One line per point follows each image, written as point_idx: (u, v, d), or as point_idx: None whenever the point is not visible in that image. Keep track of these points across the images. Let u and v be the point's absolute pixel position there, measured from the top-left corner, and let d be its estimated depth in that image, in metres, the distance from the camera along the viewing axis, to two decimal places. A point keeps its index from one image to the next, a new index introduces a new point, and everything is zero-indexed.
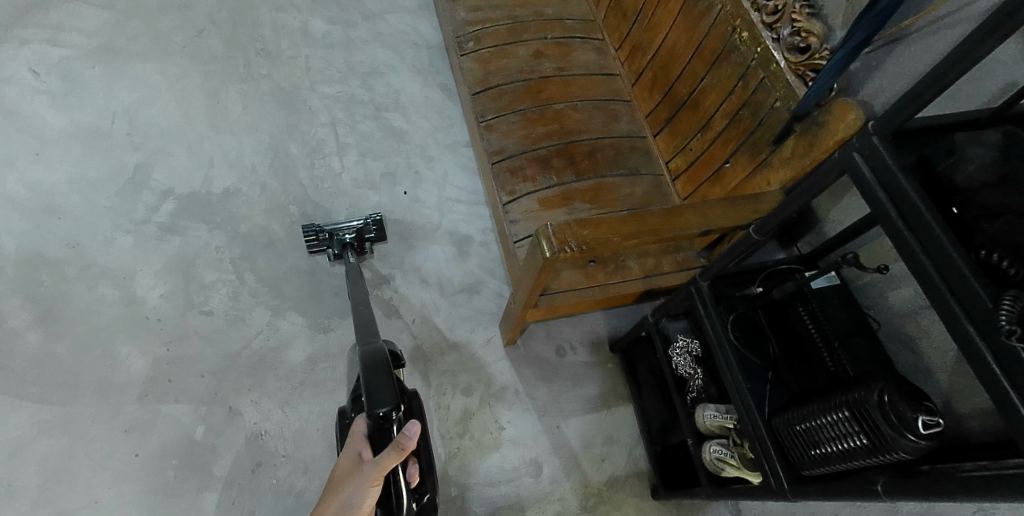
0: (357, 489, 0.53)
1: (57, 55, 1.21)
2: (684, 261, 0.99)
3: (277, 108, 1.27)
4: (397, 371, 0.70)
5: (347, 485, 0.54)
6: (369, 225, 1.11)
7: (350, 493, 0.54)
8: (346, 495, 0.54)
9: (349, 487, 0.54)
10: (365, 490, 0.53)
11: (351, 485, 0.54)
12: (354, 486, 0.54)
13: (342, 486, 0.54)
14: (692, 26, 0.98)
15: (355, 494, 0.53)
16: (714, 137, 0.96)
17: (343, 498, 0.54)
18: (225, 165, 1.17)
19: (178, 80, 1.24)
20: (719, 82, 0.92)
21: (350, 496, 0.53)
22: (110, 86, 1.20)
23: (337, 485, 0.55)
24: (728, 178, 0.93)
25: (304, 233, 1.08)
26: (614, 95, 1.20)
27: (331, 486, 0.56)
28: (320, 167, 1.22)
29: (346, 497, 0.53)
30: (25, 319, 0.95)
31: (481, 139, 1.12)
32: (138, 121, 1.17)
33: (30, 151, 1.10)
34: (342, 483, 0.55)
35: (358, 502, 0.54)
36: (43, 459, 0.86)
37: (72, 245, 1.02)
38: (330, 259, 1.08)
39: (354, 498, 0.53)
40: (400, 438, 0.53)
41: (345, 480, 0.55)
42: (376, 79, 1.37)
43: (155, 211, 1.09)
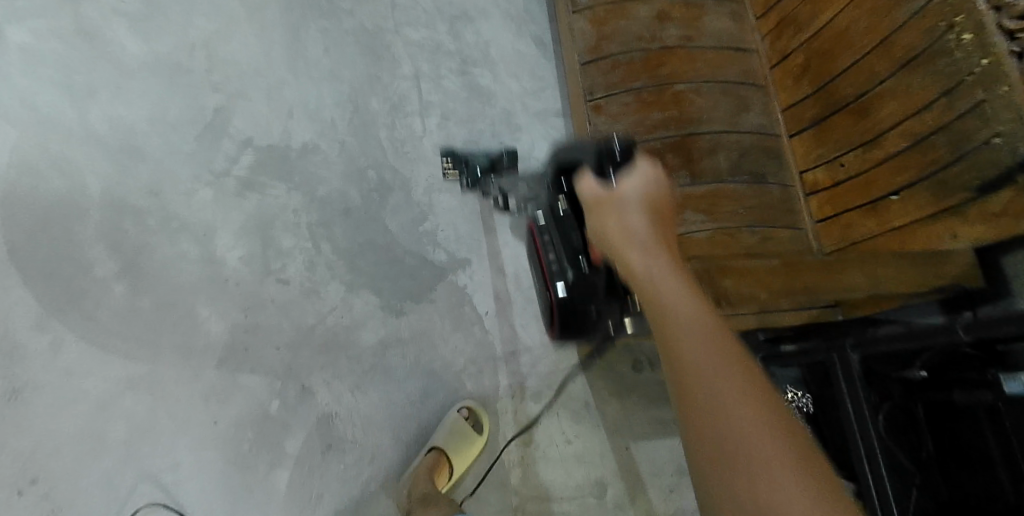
0: (651, 174, 0.56)
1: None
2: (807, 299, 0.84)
3: (359, 53, 1.15)
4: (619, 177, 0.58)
5: (661, 330, 0.34)
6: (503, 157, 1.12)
7: (671, 267, 0.41)
8: (665, 268, 0.41)
9: (653, 204, 0.54)
10: (643, 216, 0.50)
11: (630, 253, 0.45)
12: (653, 169, 0.57)
13: (645, 292, 0.39)
14: (880, 12, 0.78)
15: (623, 202, 0.53)
16: (881, 159, 0.79)
17: (620, 196, 0.54)
18: (305, 118, 1.08)
19: (258, 11, 1.12)
20: (907, 92, 0.75)
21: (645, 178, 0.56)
22: (190, 11, 1.07)
23: (635, 274, 0.42)
24: (889, 212, 0.78)
25: (442, 159, 1.12)
26: (746, 75, 1.02)
27: (621, 242, 0.47)
28: (401, 128, 1.13)
29: (643, 191, 0.54)
30: (112, 269, 0.91)
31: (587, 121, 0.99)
32: (217, 57, 1.06)
33: (108, 82, 0.99)
34: (599, 206, 0.56)
35: (636, 228, 0.48)
36: (128, 416, 0.84)
37: (154, 193, 0.96)
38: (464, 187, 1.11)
39: (633, 207, 0.52)
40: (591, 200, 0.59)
41: (613, 203, 0.54)
42: (465, 25, 1.25)
43: (234, 163, 1.01)
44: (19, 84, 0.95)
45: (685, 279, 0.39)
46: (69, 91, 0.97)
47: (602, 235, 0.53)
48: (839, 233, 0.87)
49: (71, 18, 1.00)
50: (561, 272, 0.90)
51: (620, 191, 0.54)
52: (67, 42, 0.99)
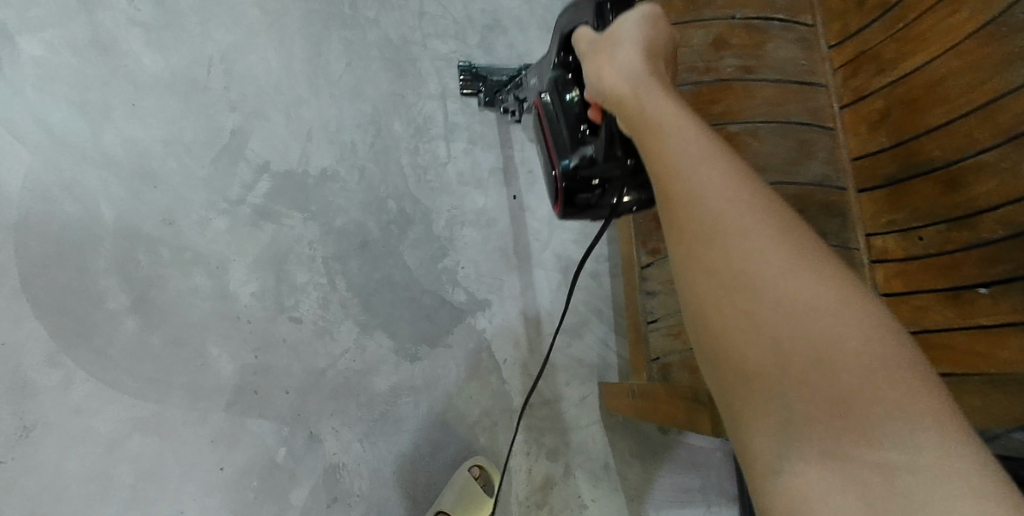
0: (648, 15, 0.50)
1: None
2: None
3: (383, 68, 1.07)
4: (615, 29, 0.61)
5: (720, 276, 0.32)
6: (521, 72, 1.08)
7: (712, 156, 0.36)
8: (704, 154, 0.36)
9: (652, 44, 0.48)
10: (642, 55, 0.46)
11: (665, 128, 0.38)
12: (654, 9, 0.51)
13: (682, 209, 0.35)
14: (989, 70, 0.68)
15: (623, 47, 0.48)
16: (970, 243, 0.70)
17: (618, 32, 0.50)
18: (323, 140, 1.01)
19: (278, 19, 1.04)
20: (1014, 174, 0.66)
21: (642, 16, 0.50)
22: (207, 20, 1.00)
23: (662, 177, 0.37)
24: (973, 307, 0.69)
25: (459, 78, 1.09)
26: (813, 116, 0.89)
27: (639, 133, 0.41)
28: (424, 153, 1.05)
29: (645, 27, 0.49)
30: (123, 303, 0.88)
31: None
32: (235, 72, 1.00)
33: (124, 101, 0.94)
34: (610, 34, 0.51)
35: (656, 103, 0.41)
36: (137, 458, 0.85)
37: (168, 221, 0.93)
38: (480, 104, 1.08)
39: (635, 49, 0.47)
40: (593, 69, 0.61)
41: (607, 46, 0.50)
42: (498, 36, 1.14)
43: (249, 190, 0.97)
44: (31, 100, 0.90)
45: (727, 168, 0.35)
46: (82, 109, 0.92)
47: (617, 110, 0.46)
48: (907, 316, 0.76)
49: (85, 27, 0.94)
50: (563, 149, 0.64)
51: (618, 27, 0.50)
52: (79, 55, 0.94)
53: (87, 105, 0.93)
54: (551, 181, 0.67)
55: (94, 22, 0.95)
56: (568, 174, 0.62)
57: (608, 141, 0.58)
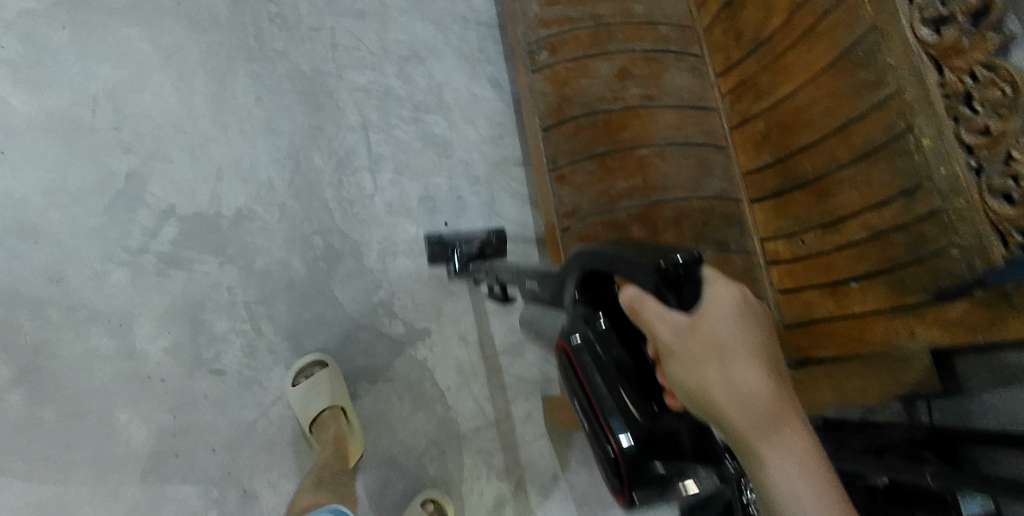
0: (739, 305, 0.41)
1: (14, 5, 0.90)
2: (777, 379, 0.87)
3: (297, 101, 1.04)
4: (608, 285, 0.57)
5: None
6: (490, 238, 1.04)
7: (791, 436, 0.38)
8: (789, 427, 0.39)
9: (756, 346, 0.41)
10: (754, 365, 0.40)
11: (758, 440, 0.38)
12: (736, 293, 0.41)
13: (759, 466, 0.38)
14: (842, 96, 0.78)
15: (727, 362, 0.39)
16: (840, 244, 0.81)
17: (711, 326, 0.40)
18: (237, 179, 0.96)
19: (177, 53, 0.98)
20: (866, 182, 0.76)
21: (727, 303, 0.41)
22: (88, 57, 0.92)
23: (746, 449, 0.38)
24: (849, 299, 0.80)
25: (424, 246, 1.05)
26: (709, 137, 1.01)
27: (741, 424, 0.38)
28: (348, 185, 1.03)
29: (739, 328, 0.40)
30: (2, 377, 0.77)
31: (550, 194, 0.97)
32: (126, 111, 0.92)
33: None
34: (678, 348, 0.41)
35: (736, 400, 0.38)
36: None
37: (54, 279, 0.82)
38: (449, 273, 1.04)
39: (740, 361, 0.39)
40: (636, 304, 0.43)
41: (710, 351, 0.40)
42: (416, 66, 1.16)
43: (153, 237, 0.88)
44: None
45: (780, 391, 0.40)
46: None
47: (708, 412, 0.40)
48: (799, 307, 0.89)
49: None
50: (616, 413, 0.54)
51: (712, 314, 0.40)
52: None
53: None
54: (602, 447, 0.55)
55: None
56: (638, 481, 0.51)
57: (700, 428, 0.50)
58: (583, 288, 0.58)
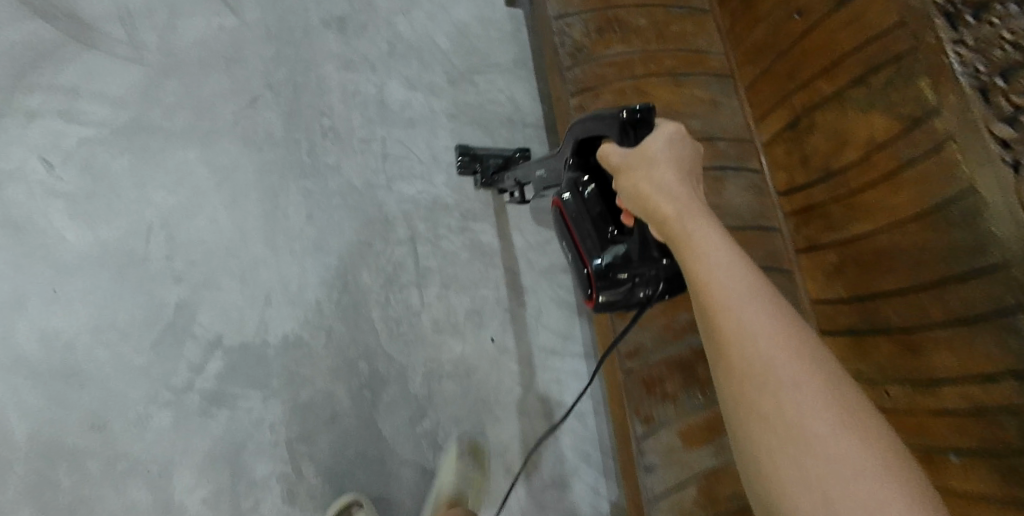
0: (674, 136, 0.59)
1: (74, 135, 0.91)
2: None
3: (347, 216, 1.04)
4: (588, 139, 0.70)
5: (735, 345, 0.43)
6: (516, 156, 1.13)
7: (725, 253, 0.47)
8: (714, 245, 0.48)
9: (682, 162, 0.58)
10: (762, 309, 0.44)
11: (776, 373, 0.41)
12: (672, 132, 0.60)
13: (704, 271, 0.47)
14: (934, 254, 0.72)
15: (654, 166, 0.56)
16: (936, 408, 0.73)
17: (662, 176, 0.55)
18: (284, 303, 0.94)
19: (230, 175, 0.99)
20: (968, 351, 0.69)
21: (667, 139, 0.59)
22: (146, 183, 0.93)
23: (689, 259, 0.49)
24: (947, 472, 0.72)
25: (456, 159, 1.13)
26: (774, 260, 0.96)
27: (750, 373, 0.42)
28: (396, 304, 1.01)
29: (673, 154, 0.58)
30: None
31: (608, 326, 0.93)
32: (179, 239, 0.92)
33: (44, 289, 0.82)
34: (640, 167, 0.57)
35: (670, 206, 0.53)
36: None
37: (97, 426, 0.80)
38: (478, 184, 1.12)
39: (665, 171, 0.56)
40: (608, 151, 0.61)
41: (645, 163, 0.57)
42: (464, 173, 1.15)
43: (198, 373, 0.86)
44: None
45: (775, 318, 0.43)
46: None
47: (647, 208, 0.55)
48: None
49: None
50: (594, 249, 0.73)
51: (653, 150, 0.58)
52: None
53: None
54: (581, 269, 0.76)
55: (5, 200, 0.85)
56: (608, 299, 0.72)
57: (642, 245, 0.68)
58: (577, 155, 0.74)
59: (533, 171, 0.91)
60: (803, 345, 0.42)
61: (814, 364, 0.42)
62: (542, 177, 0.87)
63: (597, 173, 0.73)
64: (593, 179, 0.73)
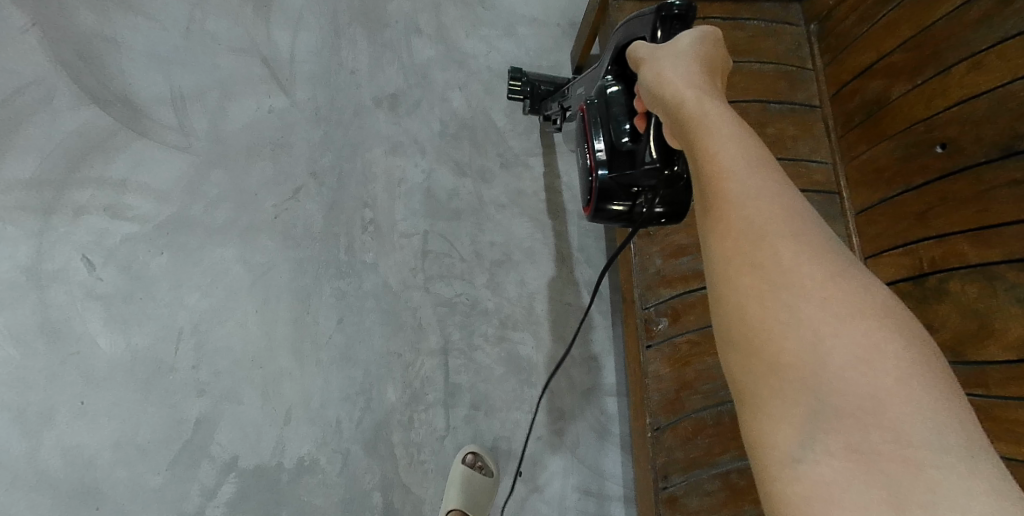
0: (706, 26, 0.50)
1: (118, 233, 0.95)
2: None
3: (379, 322, 0.99)
4: (626, 36, 0.65)
5: (735, 212, 0.34)
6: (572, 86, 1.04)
7: (733, 117, 0.39)
8: (720, 110, 0.39)
9: (706, 54, 0.48)
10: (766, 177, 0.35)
11: (773, 236, 0.32)
12: (708, 28, 0.50)
13: (702, 129, 0.38)
14: None
15: (676, 54, 0.47)
16: None
17: (674, 63, 0.46)
18: (305, 421, 0.91)
19: (265, 273, 0.98)
20: None
21: (698, 36, 0.49)
22: (181, 284, 0.94)
23: (690, 126, 0.40)
24: None
25: (511, 80, 1.06)
26: None
27: (747, 245, 0.33)
28: (418, 426, 0.95)
29: (700, 43, 0.48)
30: None
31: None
32: (206, 347, 0.92)
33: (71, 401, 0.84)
34: (660, 61, 0.48)
35: (680, 74, 0.44)
36: None
37: None
38: (526, 110, 1.07)
39: (686, 55, 0.46)
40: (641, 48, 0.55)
41: (668, 55, 0.47)
42: (508, 273, 1.05)
43: (210, 497, 0.85)
44: None
45: (785, 205, 0.34)
46: (24, 416, 0.83)
47: (654, 84, 0.45)
48: None
49: (38, 315, 0.88)
50: (602, 152, 0.67)
51: (678, 45, 0.48)
52: (27, 346, 0.86)
53: (29, 409, 0.84)
54: (586, 177, 0.70)
55: (46, 305, 0.89)
56: (617, 179, 0.66)
57: (653, 150, 0.63)
58: (615, 63, 0.68)
59: (575, 89, 0.90)
60: (807, 219, 0.33)
61: (815, 237, 0.33)
62: (580, 96, 0.86)
63: (627, 83, 0.68)
64: (620, 91, 0.68)
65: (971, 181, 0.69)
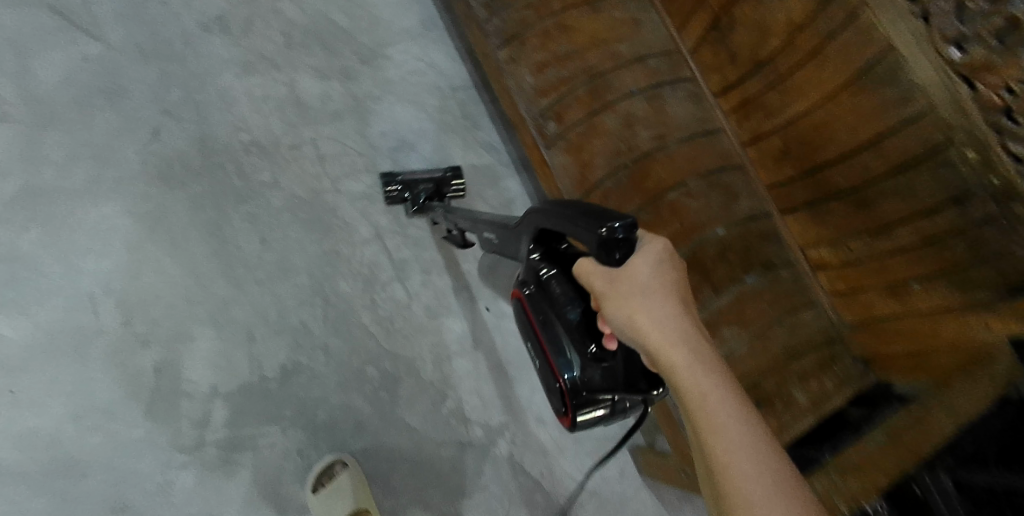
0: (662, 255, 0.51)
1: None
2: (845, 371, 0.97)
3: (302, 230, 0.96)
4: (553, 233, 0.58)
5: (725, 461, 0.42)
6: (447, 176, 1.03)
7: (722, 393, 0.44)
8: (721, 398, 0.44)
9: (667, 288, 0.50)
10: (743, 423, 0.43)
11: (746, 490, 0.40)
12: (659, 242, 0.52)
13: (706, 429, 0.43)
14: (867, 115, 0.80)
15: (648, 296, 0.49)
16: (892, 250, 0.84)
17: (637, 272, 0.50)
18: (270, 333, 0.89)
19: (161, 218, 0.89)
20: (911, 193, 0.79)
21: (651, 254, 0.51)
22: (66, 250, 0.83)
23: (660, 364, 0.47)
24: (913, 299, 0.84)
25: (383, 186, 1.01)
26: (724, 161, 1.03)
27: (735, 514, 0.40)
28: (383, 303, 0.98)
29: (661, 279, 0.50)
30: None
31: None
32: (129, 301, 0.83)
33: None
34: (615, 291, 0.50)
35: (666, 342, 0.47)
36: None
37: (120, 507, 0.76)
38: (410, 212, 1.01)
39: (658, 298, 0.49)
40: (589, 269, 0.53)
41: (632, 289, 0.49)
42: (408, 154, 1.10)
43: (205, 427, 0.81)
44: None
45: (765, 461, 0.41)
46: None
47: (637, 335, 0.48)
48: (858, 310, 0.94)
49: None
50: (558, 352, 0.62)
51: (638, 263, 0.50)
52: None
53: None
54: (552, 381, 0.65)
55: None
56: (584, 381, 0.61)
57: (624, 372, 0.56)
58: (540, 242, 0.62)
59: (463, 216, 0.87)
60: (772, 453, 0.42)
61: (800, 492, 0.40)
62: (489, 241, 0.77)
63: (564, 263, 0.60)
64: (558, 267, 0.60)
65: (839, 126, 0.85)
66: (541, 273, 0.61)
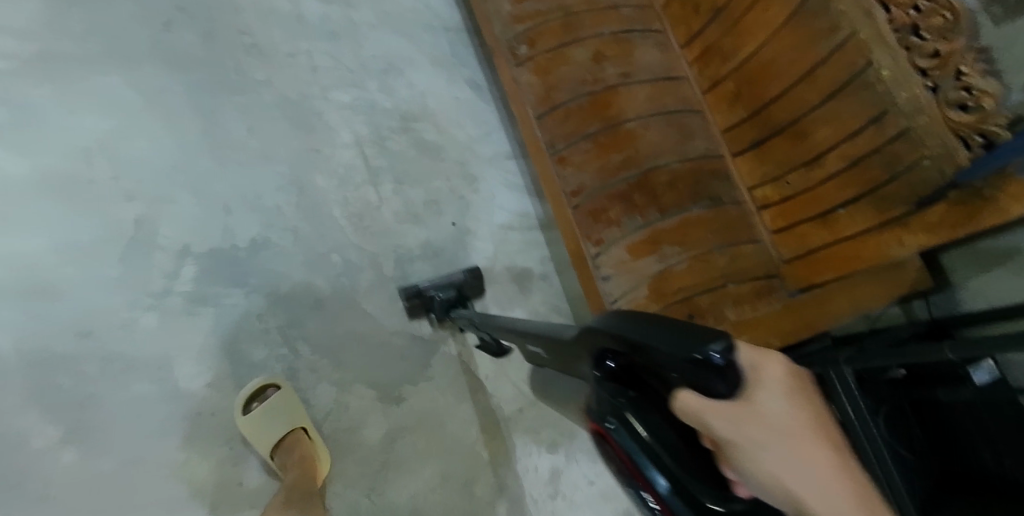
0: (792, 383, 0.33)
1: None
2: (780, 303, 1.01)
3: (289, 127, 1.05)
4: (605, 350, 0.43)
5: None
6: (468, 279, 1.04)
7: None
8: None
9: (807, 425, 0.32)
10: None
11: None
12: (782, 364, 0.33)
13: None
14: (805, 47, 0.87)
15: (785, 445, 0.30)
16: (823, 176, 0.90)
17: (765, 409, 0.31)
18: (246, 209, 0.97)
19: (159, 96, 0.98)
20: (837, 119, 0.85)
21: (780, 381, 0.32)
22: (72, 109, 0.93)
23: None
24: (839, 224, 0.90)
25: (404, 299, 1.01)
26: (685, 104, 1.08)
27: None
28: (354, 202, 1.05)
29: (795, 415, 0.32)
30: (53, 436, 0.79)
31: (555, 177, 0.99)
32: (121, 161, 0.93)
33: None
34: (741, 441, 0.30)
35: None
36: None
37: (85, 334, 0.84)
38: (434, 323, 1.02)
39: (803, 455, 0.30)
40: (691, 403, 0.32)
41: (771, 438, 0.30)
42: (396, 79, 1.17)
43: (174, 279, 0.90)
44: None
45: None
46: None
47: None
48: (796, 242, 0.99)
49: None
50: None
51: (764, 393, 0.31)
52: None
53: None
54: None
55: None
56: None
57: None
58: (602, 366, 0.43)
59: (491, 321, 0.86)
60: None
61: None
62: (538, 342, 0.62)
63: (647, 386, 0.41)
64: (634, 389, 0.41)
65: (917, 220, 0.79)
66: (613, 412, 0.41)
